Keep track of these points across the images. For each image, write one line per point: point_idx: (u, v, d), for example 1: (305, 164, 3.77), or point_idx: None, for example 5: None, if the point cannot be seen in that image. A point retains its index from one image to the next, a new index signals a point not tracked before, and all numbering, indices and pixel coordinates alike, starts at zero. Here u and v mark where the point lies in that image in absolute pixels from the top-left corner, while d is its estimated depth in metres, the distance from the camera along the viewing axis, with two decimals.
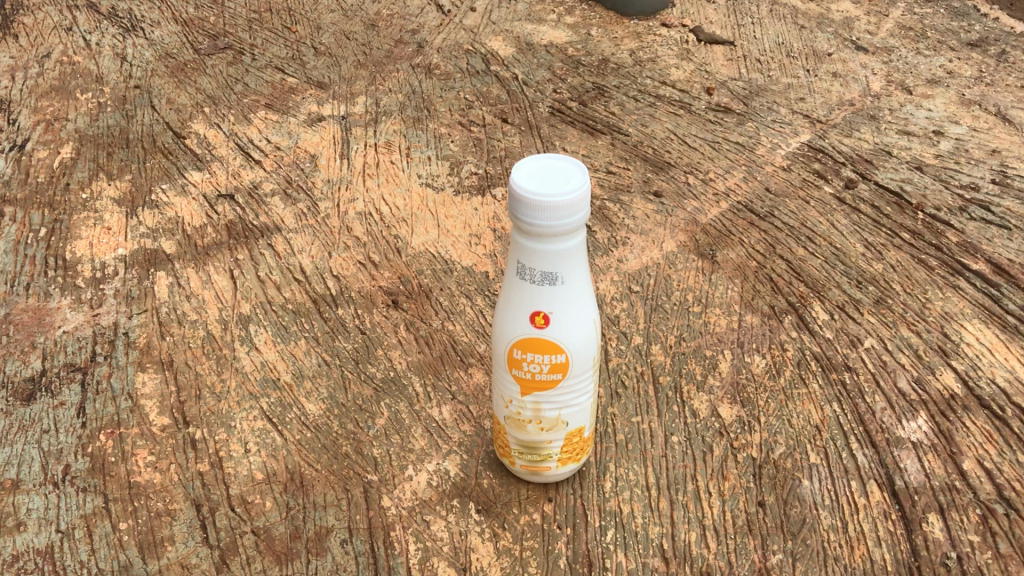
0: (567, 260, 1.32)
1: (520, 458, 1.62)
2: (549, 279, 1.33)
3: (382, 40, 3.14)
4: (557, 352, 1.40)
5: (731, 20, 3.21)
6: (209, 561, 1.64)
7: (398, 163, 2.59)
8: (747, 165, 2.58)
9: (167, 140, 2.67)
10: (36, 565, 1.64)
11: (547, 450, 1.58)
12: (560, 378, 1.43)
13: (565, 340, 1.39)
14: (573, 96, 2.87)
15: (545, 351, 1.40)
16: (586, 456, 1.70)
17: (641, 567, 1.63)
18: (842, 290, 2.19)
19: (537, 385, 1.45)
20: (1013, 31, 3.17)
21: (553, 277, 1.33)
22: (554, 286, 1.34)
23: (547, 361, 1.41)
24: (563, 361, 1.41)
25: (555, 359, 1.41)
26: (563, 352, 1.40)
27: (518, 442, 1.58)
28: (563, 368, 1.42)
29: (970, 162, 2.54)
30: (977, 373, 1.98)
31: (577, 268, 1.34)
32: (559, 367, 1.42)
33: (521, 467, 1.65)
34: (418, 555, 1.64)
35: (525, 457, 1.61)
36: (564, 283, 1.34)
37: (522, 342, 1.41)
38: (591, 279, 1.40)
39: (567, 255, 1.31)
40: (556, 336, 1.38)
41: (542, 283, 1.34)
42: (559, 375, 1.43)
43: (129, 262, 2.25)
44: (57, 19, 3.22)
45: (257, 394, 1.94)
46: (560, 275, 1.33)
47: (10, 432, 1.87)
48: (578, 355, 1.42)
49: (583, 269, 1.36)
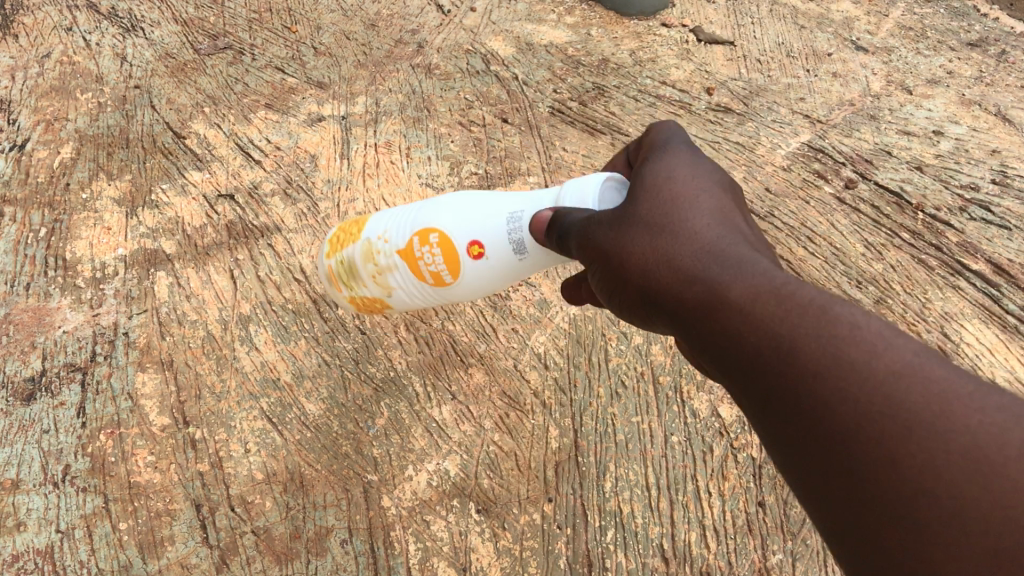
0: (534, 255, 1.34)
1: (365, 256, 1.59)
2: (517, 246, 1.36)
3: (382, 39, 3.14)
4: (450, 275, 1.44)
5: (732, 20, 3.21)
6: (209, 561, 1.67)
7: (398, 164, 2.59)
8: (747, 165, 2.57)
9: (167, 140, 2.67)
10: (38, 565, 1.67)
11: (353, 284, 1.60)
12: (428, 283, 1.48)
13: (466, 277, 1.43)
14: (573, 96, 2.87)
15: (446, 262, 1.43)
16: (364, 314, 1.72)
17: (641, 566, 1.70)
18: (842, 290, 2.21)
19: (414, 266, 1.47)
20: (1013, 31, 3.17)
21: (520, 249, 1.35)
22: (513, 251, 1.36)
23: (437, 269, 1.45)
24: (444, 281, 1.46)
25: (443, 274, 1.45)
26: (452, 279, 1.45)
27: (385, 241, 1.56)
28: (436, 283, 1.47)
29: (970, 162, 2.54)
30: (977, 373, 2.02)
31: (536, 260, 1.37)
32: (435, 278, 1.46)
33: (327, 266, 1.66)
34: (418, 555, 1.69)
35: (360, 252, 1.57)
36: (518, 257, 1.37)
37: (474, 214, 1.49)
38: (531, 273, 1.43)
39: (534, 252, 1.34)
40: (464, 268, 1.42)
41: (511, 242, 1.36)
42: (429, 282, 1.48)
43: (129, 262, 2.25)
44: (57, 20, 3.21)
45: (257, 394, 1.94)
46: (525, 252, 1.35)
47: (9, 432, 1.87)
48: (454, 290, 1.48)
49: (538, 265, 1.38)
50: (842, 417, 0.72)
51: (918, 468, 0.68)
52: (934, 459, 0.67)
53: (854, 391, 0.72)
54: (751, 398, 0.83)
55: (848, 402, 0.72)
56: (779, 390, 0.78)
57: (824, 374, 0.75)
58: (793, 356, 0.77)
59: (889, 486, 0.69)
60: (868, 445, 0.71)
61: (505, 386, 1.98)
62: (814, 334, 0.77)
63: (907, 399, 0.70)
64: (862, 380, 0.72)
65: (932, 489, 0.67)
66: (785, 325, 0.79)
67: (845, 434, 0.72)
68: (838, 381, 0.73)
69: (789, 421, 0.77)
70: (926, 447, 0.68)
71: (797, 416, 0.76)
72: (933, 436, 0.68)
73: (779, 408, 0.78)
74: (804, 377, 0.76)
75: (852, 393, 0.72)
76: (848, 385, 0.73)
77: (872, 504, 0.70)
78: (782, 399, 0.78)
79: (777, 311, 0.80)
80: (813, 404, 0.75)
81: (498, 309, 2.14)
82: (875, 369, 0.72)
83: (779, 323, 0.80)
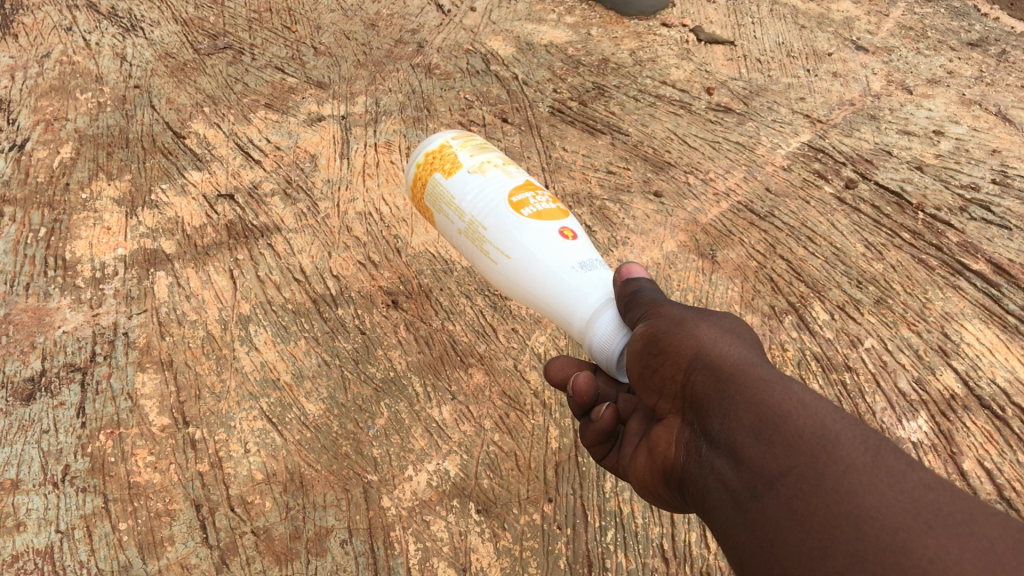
0: (584, 288, 1.27)
1: (457, 148, 1.45)
2: (585, 266, 1.30)
3: (382, 39, 3.14)
4: (525, 212, 1.34)
5: (732, 20, 3.20)
6: (209, 561, 1.67)
7: (398, 163, 2.58)
8: (747, 166, 2.57)
9: (167, 140, 2.66)
10: (36, 565, 1.67)
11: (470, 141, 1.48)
12: (510, 195, 1.36)
13: (527, 224, 1.32)
14: (573, 96, 2.86)
15: (543, 209, 1.35)
16: (410, 182, 1.53)
17: (641, 567, 1.70)
18: (842, 290, 2.20)
19: (529, 189, 1.39)
20: (1014, 31, 3.16)
21: (584, 268, 1.29)
22: (578, 263, 1.30)
23: (531, 200, 1.36)
24: (517, 206, 1.34)
25: (526, 204, 1.35)
26: (521, 213, 1.33)
27: (481, 157, 1.43)
28: (513, 201, 1.35)
29: (970, 163, 2.54)
30: (977, 373, 2.02)
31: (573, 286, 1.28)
32: (519, 200, 1.35)
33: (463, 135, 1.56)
34: (418, 555, 1.69)
35: (466, 143, 1.47)
36: (571, 268, 1.29)
37: (559, 208, 1.37)
38: (538, 294, 1.32)
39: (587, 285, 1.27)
40: (540, 222, 1.33)
41: (586, 264, 1.30)
42: (512, 195, 1.36)
43: (129, 262, 2.25)
44: (57, 20, 3.21)
45: (257, 394, 1.94)
46: (584, 274, 1.29)
47: (10, 432, 1.87)
48: (501, 218, 1.34)
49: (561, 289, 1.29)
50: (865, 504, 0.72)
51: (931, 554, 0.65)
52: (946, 550, 0.65)
53: (888, 489, 0.72)
54: (762, 472, 0.82)
55: (877, 493, 0.72)
56: (804, 468, 0.78)
57: (859, 467, 0.75)
58: (832, 445, 0.78)
59: (895, 568, 0.66)
60: (883, 528, 0.69)
61: (505, 386, 1.98)
62: (860, 438, 0.78)
63: (933, 504, 0.70)
64: (896, 482, 0.72)
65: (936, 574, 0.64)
66: (833, 422, 0.81)
67: (863, 517, 0.71)
68: (874, 477, 0.73)
69: (802, 497, 0.76)
70: (941, 540, 0.66)
71: (815, 494, 0.75)
72: (953, 533, 0.66)
73: (796, 485, 0.78)
74: (838, 462, 0.76)
75: (883, 487, 0.72)
76: (882, 481, 0.73)
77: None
78: (803, 477, 0.77)
79: (828, 413, 0.82)
80: (839, 487, 0.74)
81: (498, 309, 2.14)
82: (909, 477, 0.73)
83: (828, 420, 0.81)
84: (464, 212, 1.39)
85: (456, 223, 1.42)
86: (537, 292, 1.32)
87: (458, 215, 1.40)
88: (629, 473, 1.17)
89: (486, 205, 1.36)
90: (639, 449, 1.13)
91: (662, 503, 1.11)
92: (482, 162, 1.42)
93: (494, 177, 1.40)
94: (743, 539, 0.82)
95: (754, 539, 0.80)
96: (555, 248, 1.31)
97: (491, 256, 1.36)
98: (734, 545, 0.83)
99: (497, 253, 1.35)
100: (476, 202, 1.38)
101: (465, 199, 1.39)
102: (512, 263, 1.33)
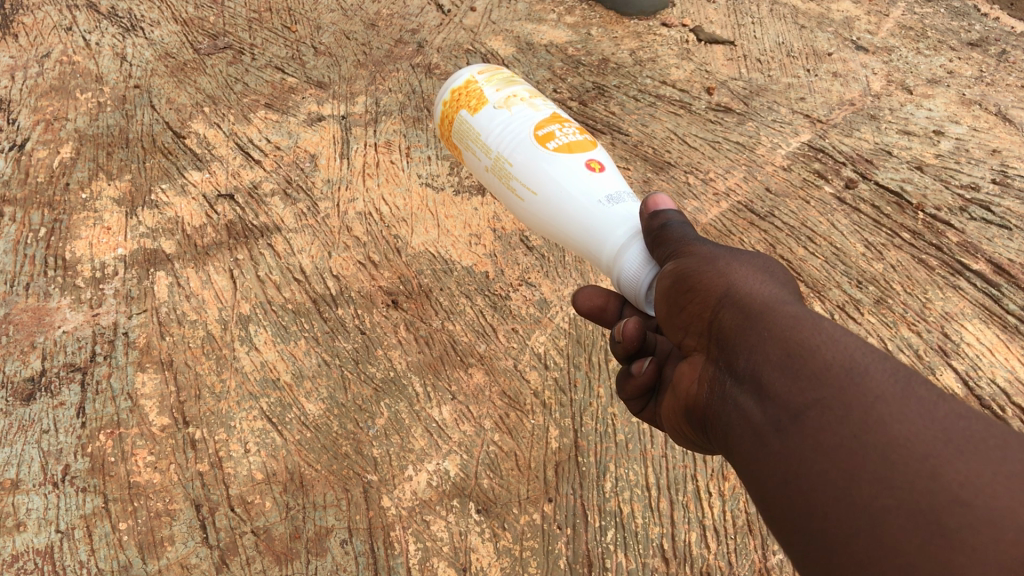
0: (614, 221, 1.26)
1: (482, 82, 1.43)
2: (615, 202, 1.28)
3: (381, 39, 3.14)
4: (553, 146, 1.32)
5: (732, 20, 3.20)
6: (208, 561, 1.67)
7: (398, 163, 2.57)
8: (747, 165, 2.57)
9: (167, 140, 2.66)
10: (37, 565, 1.67)
11: (500, 75, 1.46)
12: (538, 130, 1.35)
13: (554, 159, 1.32)
14: (573, 96, 2.86)
15: (571, 144, 1.33)
16: (438, 122, 1.53)
17: (641, 566, 1.70)
18: (842, 290, 2.21)
19: (558, 121, 1.37)
20: (1014, 31, 3.16)
21: (613, 204, 1.28)
22: (606, 199, 1.28)
23: (559, 135, 1.34)
24: (546, 142, 1.33)
25: (555, 139, 1.33)
26: (549, 149, 1.32)
27: (506, 91, 1.42)
28: (540, 137, 1.34)
29: (970, 162, 2.53)
30: (977, 373, 2.02)
31: (603, 222, 1.27)
32: (547, 135, 1.34)
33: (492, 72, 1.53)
34: (418, 555, 1.69)
35: (492, 77, 1.44)
36: (600, 205, 1.28)
37: (588, 140, 1.35)
38: (570, 230, 1.32)
39: (618, 221, 1.26)
40: (569, 157, 1.32)
41: (616, 198, 1.29)
42: (540, 130, 1.35)
43: (129, 262, 2.24)
44: (57, 19, 3.20)
45: (257, 394, 1.94)
46: (613, 209, 1.27)
47: (9, 432, 1.88)
48: (530, 153, 1.34)
49: (593, 225, 1.28)
50: (894, 433, 0.70)
51: (962, 479, 0.65)
52: (978, 475, 0.65)
53: (917, 417, 0.71)
54: (787, 404, 0.79)
55: (906, 422, 0.71)
56: (830, 400, 0.76)
57: (887, 397, 0.74)
58: (860, 377, 0.76)
59: (925, 494, 0.66)
60: (912, 456, 0.68)
61: (505, 386, 1.98)
62: (889, 370, 0.77)
63: (965, 431, 0.69)
64: (927, 412, 0.71)
65: (969, 499, 0.64)
66: (862, 356, 0.79)
67: (891, 446, 0.70)
68: (903, 407, 0.72)
69: (826, 429, 0.75)
70: (973, 465, 0.66)
71: (841, 426, 0.74)
72: (984, 458, 0.66)
73: (821, 417, 0.76)
74: (866, 393, 0.75)
75: (913, 416, 0.71)
76: (912, 411, 0.71)
77: (897, 511, 0.66)
78: (829, 408, 0.76)
79: (856, 347, 0.80)
80: (866, 416, 0.73)
81: (498, 309, 2.14)
82: (939, 407, 0.72)
83: (856, 353, 0.79)
84: (490, 148, 1.39)
85: (483, 159, 1.42)
86: (567, 227, 1.32)
87: (485, 152, 1.41)
88: (665, 425, 1.16)
89: (512, 141, 1.36)
90: (669, 395, 1.11)
91: (694, 445, 1.11)
92: (508, 97, 1.40)
93: (520, 111, 1.38)
94: (765, 473, 0.80)
95: (777, 471, 0.78)
96: (584, 185, 1.30)
97: (519, 192, 1.37)
98: (757, 480, 0.82)
99: (525, 190, 1.35)
100: (504, 136, 1.37)
101: (491, 135, 1.39)
102: (539, 199, 1.34)
